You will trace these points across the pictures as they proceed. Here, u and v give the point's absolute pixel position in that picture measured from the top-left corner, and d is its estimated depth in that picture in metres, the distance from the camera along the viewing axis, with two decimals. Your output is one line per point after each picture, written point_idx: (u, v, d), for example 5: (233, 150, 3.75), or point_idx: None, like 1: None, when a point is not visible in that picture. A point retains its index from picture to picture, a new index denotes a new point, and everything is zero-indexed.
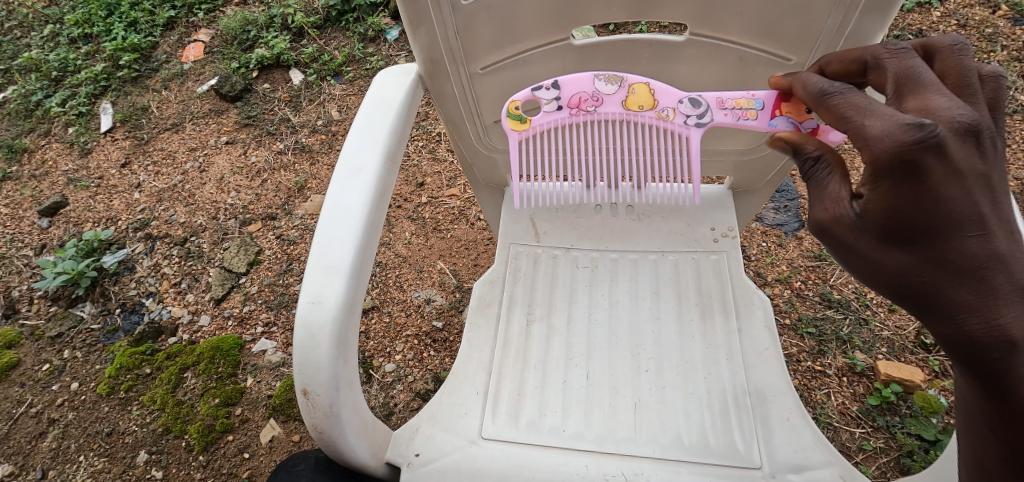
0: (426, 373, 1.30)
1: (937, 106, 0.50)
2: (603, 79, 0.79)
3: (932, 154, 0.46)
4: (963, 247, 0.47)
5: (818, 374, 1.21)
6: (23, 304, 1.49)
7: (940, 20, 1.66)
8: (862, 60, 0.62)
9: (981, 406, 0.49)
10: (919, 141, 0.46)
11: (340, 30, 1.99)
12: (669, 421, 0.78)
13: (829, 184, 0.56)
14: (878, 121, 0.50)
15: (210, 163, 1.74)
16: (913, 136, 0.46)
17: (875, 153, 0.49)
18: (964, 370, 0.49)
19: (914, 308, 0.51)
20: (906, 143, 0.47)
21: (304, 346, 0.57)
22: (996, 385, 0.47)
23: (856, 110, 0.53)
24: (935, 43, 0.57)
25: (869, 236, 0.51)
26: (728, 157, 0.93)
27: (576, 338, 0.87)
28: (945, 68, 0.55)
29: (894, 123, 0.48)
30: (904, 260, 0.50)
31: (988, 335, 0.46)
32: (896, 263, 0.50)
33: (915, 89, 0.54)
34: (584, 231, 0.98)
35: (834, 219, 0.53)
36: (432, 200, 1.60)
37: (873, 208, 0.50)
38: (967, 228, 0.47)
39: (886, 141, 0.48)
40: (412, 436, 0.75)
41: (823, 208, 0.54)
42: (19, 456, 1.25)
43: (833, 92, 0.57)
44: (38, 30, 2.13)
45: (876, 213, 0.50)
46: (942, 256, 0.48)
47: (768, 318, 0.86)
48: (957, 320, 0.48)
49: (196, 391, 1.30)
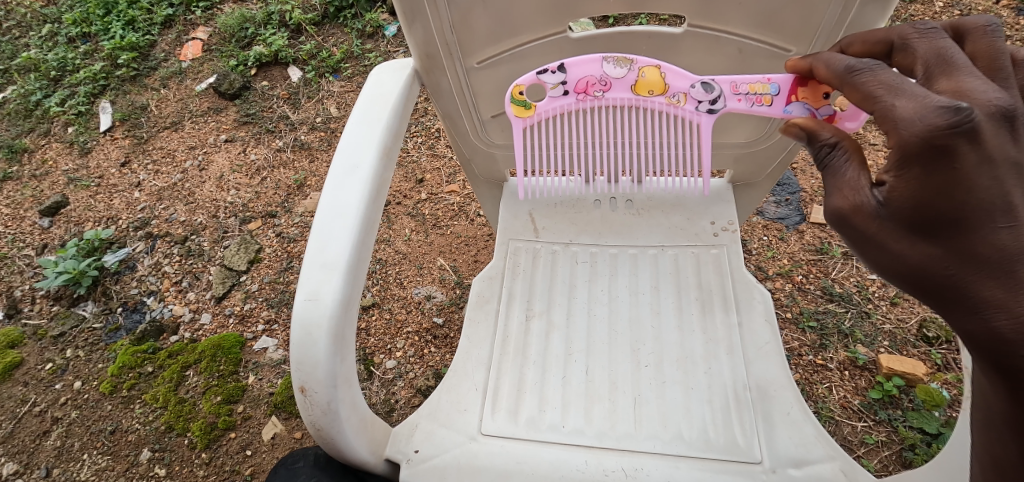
0: (427, 370, 1.30)
1: (972, 89, 0.50)
2: (612, 60, 0.77)
3: (965, 140, 0.46)
4: (992, 239, 0.46)
5: (820, 368, 1.20)
6: (25, 303, 1.49)
7: (943, 11, 1.65)
8: (888, 40, 0.61)
9: (1003, 405, 0.48)
10: (952, 126, 0.46)
11: (338, 26, 1.98)
12: (669, 416, 0.78)
13: (847, 172, 0.55)
14: (910, 102, 0.49)
15: (209, 161, 1.73)
16: (947, 120, 0.46)
17: (904, 137, 0.48)
18: (986, 367, 0.48)
19: (936, 302, 0.51)
20: (939, 128, 0.46)
21: (301, 342, 0.57)
22: (1019, 384, 0.46)
23: (886, 89, 0.52)
24: (968, 24, 0.56)
25: (891, 225, 0.51)
26: (731, 149, 0.92)
27: (575, 333, 0.87)
28: (976, 50, 0.55)
29: (927, 106, 0.47)
30: (928, 252, 0.49)
31: (1016, 332, 0.45)
32: (919, 255, 0.50)
33: (947, 70, 0.53)
34: (583, 226, 0.98)
35: (854, 207, 0.53)
36: (432, 197, 1.60)
37: (899, 197, 0.49)
38: (998, 219, 0.46)
39: (917, 124, 0.47)
40: (411, 431, 0.74)
41: (842, 195, 0.54)
42: (23, 455, 1.25)
43: (861, 70, 0.56)
44: (35, 30, 2.13)
45: (901, 201, 0.49)
46: (970, 249, 0.47)
47: (769, 312, 0.85)
48: (983, 316, 0.46)
49: (198, 389, 1.30)
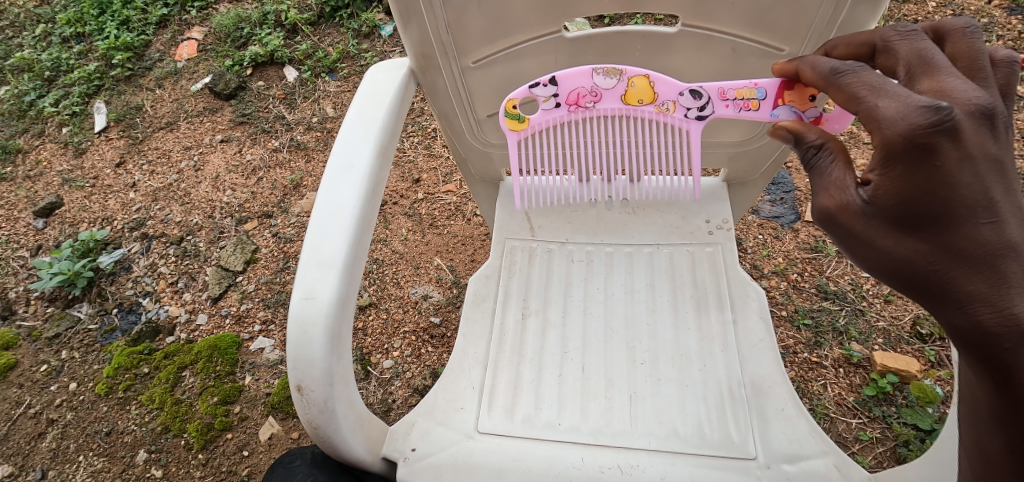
0: (424, 370, 1.30)
1: (953, 88, 0.50)
2: (602, 72, 0.78)
3: (946, 138, 0.46)
4: (976, 234, 0.47)
5: (815, 365, 1.21)
6: (20, 305, 1.49)
7: (935, 11, 1.66)
8: (871, 43, 0.61)
9: (991, 399, 0.49)
10: (934, 124, 0.46)
11: (334, 26, 1.98)
12: (664, 413, 0.78)
13: (832, 171, 0.55)
14: (893, 102, 0.49)
15: (205, 161, 1.73)
16: (928, 119, 0.47)
17: (888, 136, 0.49)
18: (973, 361, 0.49)
19: (922, 297, 0.51)
20: (921, 126, 0.47)
21: (298, 341, 0.57)
22: (1005, 376, 0.47)
23: (869, 90, 0.53)
24: (947, 26, 0.57)
25: (877, 222, 0.51)
26: (724, 148, 0.92)
27: (571, 331, 0.87)
28: (956, 50, 0.55)
29: (909, 105, 0.48)
30: (914, 248, 0.49)
31: (1000, 325, 0.46)
32: (906, 251, 0.50)
33: (927, 70, 0.54)
34: (578, 224, 0.98)
35: (839, 205, 0.52)
36: (428, 197, 1.60)
37: (884, 194, 0.50)
38: (980, 214, 0.47)
39: (900, 123, 0.48)
40: (408, 430, 0.75)
41: (828, 194, 0.54)
42: (18, 457, 1.25)
43: (845, 71, 0.57)
44: (29, 30, 2.12)
45: (885, 199, 0.50)
46: (954, 244, 0.47)
47: (763, 310, 0.86)
48: (969, 310, 0.47)
49: (194, 390, 1.30)
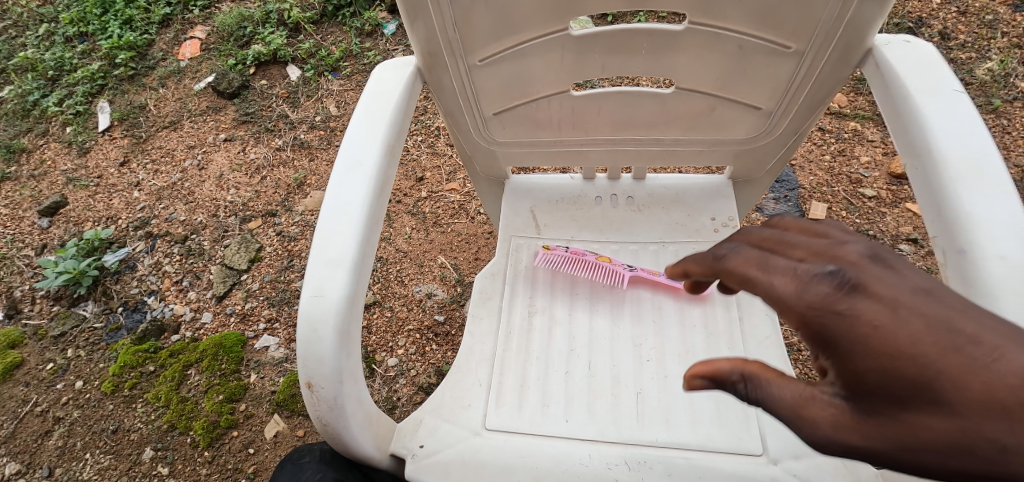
0: (429, 367, 1.30)
1: None
2: None
3: (861, 294, 0.39)
4: (995, 381, 0.34)
5: (819, 363, 1.21)
6: (25, 303, 1.49)
7: (940, 8, 1.67)
8: None
9: None
10: (839, 288, 0.40)
11: (336, 24, 1.98)
12: (671, 410, 0.78)
13: (786, 395, 0.43)
14: (786, 277, 0.44)
15: (209, 160, 1.73)
16: (830, 284, 0.40)
17: (800, 315, 0.41)
18: None
19: None
20: (827, 294, 0.40)
21: (307, 339, 0.57)
22: None
23: None
24: None
25: (879, 415, 0.39)
26: (731, 145, 0.92)
27: (577, 329, 0.87)
28: None
29: (804, 278, 0.42)
30: (948, 431, 0.36)
31: None
32: (948, 440, 0.36)
33: None
34: (583, 222, 0.99)
35: (803, 399, 0.42)
36: (432, 195, 1.60)
37: (863, 374, 0.39)
38: (975, 356, 0.35)
39: (803, 297, 0.41)
40: (416, 427, 0.75)
41: (811, 423, 0.41)
42: (25, 455, 1.26)
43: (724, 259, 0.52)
44: (32, 29, 2.13)
45: (869, 378, 0.39)
46: (984, 407, 0.34)
47: (769, 307, 0.86)
48: None
49: (199, 388, 1.30)
